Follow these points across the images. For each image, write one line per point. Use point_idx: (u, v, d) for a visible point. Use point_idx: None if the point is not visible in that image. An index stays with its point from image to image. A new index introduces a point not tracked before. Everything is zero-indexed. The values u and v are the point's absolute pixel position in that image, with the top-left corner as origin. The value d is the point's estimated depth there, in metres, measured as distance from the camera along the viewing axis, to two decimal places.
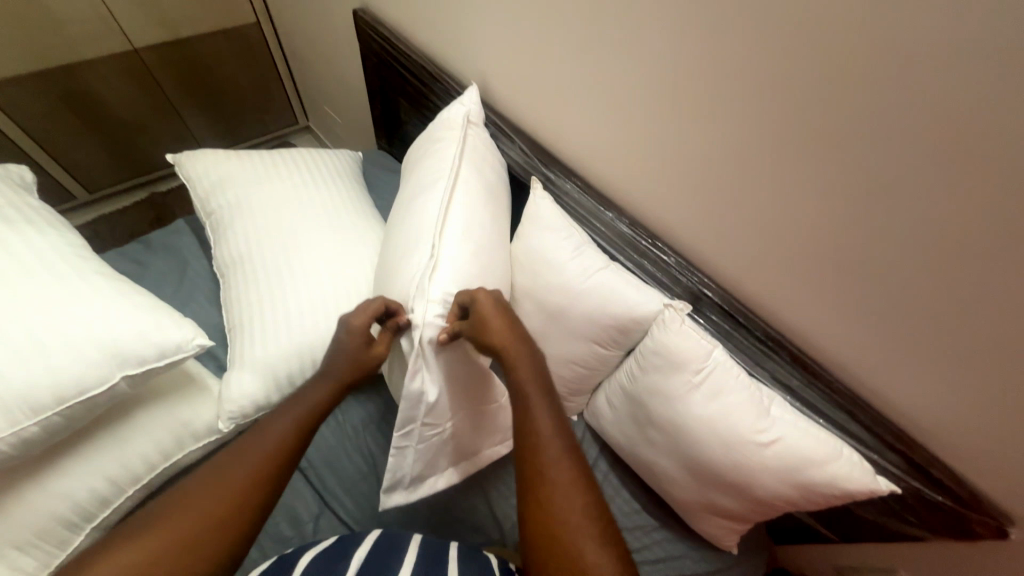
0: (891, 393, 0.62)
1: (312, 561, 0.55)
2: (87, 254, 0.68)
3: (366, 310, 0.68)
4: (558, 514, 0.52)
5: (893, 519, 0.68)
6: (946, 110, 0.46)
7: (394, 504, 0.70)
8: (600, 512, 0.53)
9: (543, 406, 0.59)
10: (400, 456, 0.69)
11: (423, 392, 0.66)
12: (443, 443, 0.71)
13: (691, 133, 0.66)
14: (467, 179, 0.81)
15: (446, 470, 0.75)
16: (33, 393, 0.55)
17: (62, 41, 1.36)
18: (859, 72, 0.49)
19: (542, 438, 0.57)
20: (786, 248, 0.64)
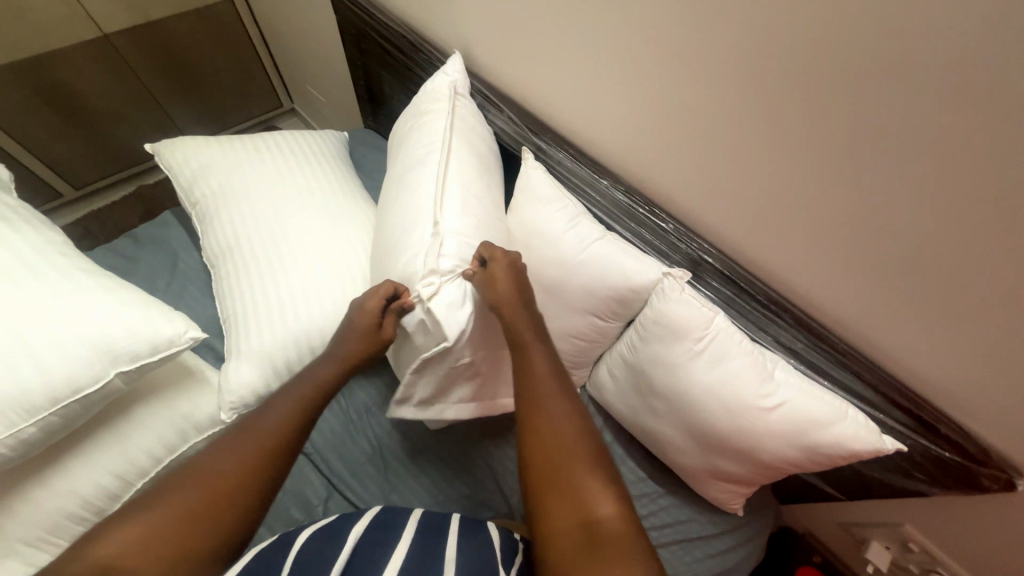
0: (898, 353, 0.61)
1: (310, 538, 0.55)
2: (69, 251, 0.66)
3: (378, 294, 0.67)
4: (552, 446, 0.53)
5: (901, 475, 0.68)
6: (964, 48, 0.42)
7: (400, 416, 0.73)
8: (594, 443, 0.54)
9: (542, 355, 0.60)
10: (411, 377, 0.70)
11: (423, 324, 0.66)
12: (455, 376, 0.71)
13: (686, 91, 0.63)
14: (455, 152, 0.78)
15: (465, 402, 0.75)
16: (27, 395, 0.54)
17: (29, 32, 1.29)
18: (870, 11, 0.45)
19: (536, 377, 0.58)
20: (788, 207, 0.61)
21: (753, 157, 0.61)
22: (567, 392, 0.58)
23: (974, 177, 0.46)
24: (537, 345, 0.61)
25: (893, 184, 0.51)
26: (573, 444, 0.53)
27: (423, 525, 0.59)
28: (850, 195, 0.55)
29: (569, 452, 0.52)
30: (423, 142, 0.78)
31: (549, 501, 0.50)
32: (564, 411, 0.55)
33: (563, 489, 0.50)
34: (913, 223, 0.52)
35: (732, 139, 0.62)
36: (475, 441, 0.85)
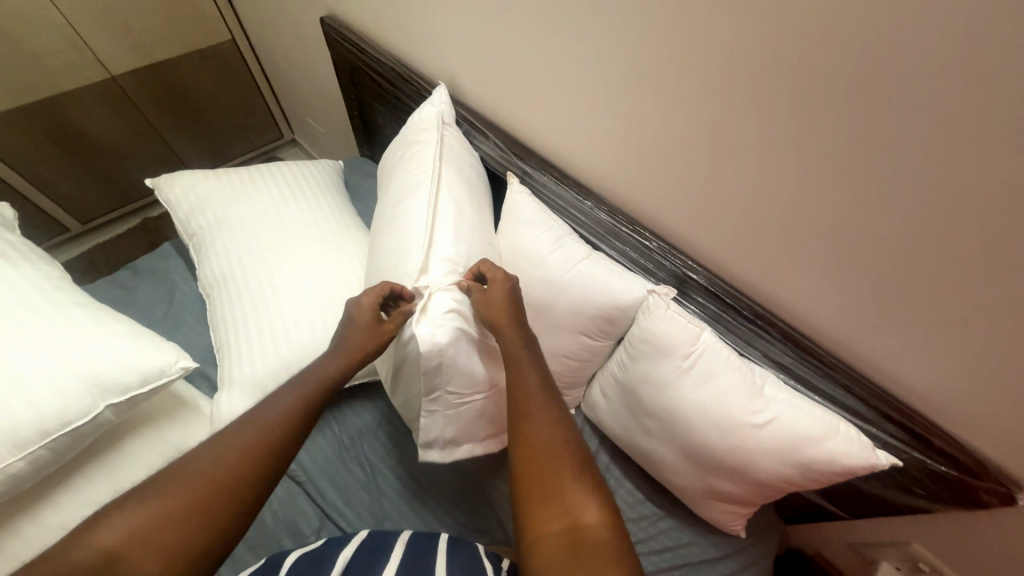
0: (887, 364, 0.60)
1: (298, 560, 0.57)
2: (68, 286, 0.68)
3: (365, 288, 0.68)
4: (544, 450, 0.54)
5: (901, 491, 0.66)
6: (921, 63, 0.43)
7: (430, 460, 0.73)
8: (578, 446, 0.55)
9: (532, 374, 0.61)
10: (432, 420, 0.70)
11: (440, 359, 0.64)
12: (472, 414, 0.72)
13: (661, 114, 0.65)
14: (443, 178, 0.80)
15: (484, 439, 0.76)
16: (18, 429, 0.55)
17: (42, 76, 1.36)
18: (829, 33, 0.47)
19: (527, 384, 0.60)
20: (768, 224, 0.62)
21: (731, 173, 0.62)
22: (554, 398, 0.60)
23: (947, 187, 0.47)
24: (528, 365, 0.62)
25: (868, 195, 0.52)
26: (558, 447, 0.54)
27: (409, 551, 0.59)
28: (826, 208, 0.56)
29: (560, 462, 0.53)
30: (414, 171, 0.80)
31: (536, 501, 0.50)
32: (549, 416, 0.57)
33: (552, 490, 0.50)
34: (889, 233, 0.52)
35: (709, 157, 0.63)
36: (468, 464, 0.84)
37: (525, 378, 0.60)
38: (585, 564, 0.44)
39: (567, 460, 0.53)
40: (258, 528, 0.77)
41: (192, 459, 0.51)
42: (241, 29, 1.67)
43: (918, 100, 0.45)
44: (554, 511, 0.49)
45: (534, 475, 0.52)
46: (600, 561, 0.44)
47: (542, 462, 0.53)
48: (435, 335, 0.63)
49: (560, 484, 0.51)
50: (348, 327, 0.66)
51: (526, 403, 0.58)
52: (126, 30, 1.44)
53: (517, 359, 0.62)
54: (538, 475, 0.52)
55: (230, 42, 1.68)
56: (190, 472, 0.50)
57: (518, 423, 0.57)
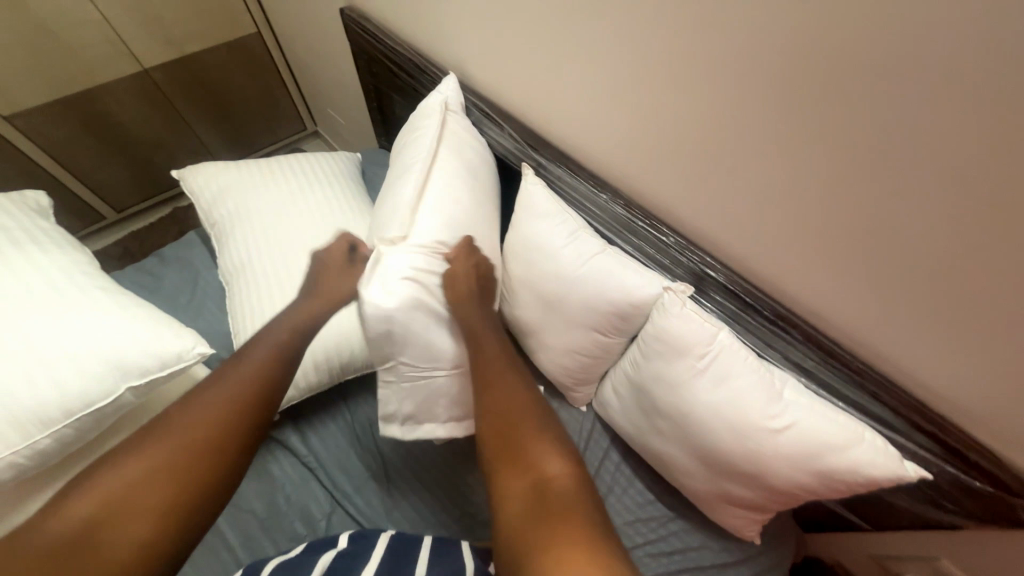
0: (919, 372, 0.56)
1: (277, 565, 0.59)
2: (94, 271, 0.70)
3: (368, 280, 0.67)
4: (510, 413, 0.60)
5: (931, 505, 0.62)
6: (974, 44, 0.39)
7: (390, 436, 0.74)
8: (538, 409, 0.61)
9: (495, 354, 0.67)
10: (388, 392, 0.72)
11: (389, 321, 0.64)
12: (434, 391, 0.72)
13: (679, 105, 0.62)
14: (446, 165, 0.78)
15: (449, 423, 0.75)
16: (46, 408, 0.57)
17: (78, 69, 1.41)
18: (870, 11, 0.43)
19: (489, 357, 0.66)
20: (793, 221, 0.59)
21: (755, 166, 0.59)
22: (512, 370, 0.66)
23: (991, 183, 0.43)
24: (491, 341, 0.68)
25: (906, 190, 0.48)
26: (523, 411, 0.60)
27: (388, 552, 0.61)
28: (858, 205, 0.52)
29: (526, 419, 0.59)
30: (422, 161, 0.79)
31: (507, 461, 0.57)
32: (513, 384, 0.63)
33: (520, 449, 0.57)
34: (926, 232, 0.49)
35: (732, 149, 0.60)
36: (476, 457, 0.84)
37: (489, 349, 0.67)
38: (551, 512, 0.50)
39: (531, 417, 0.60)
40: (272, 512, 0.79)
41: (181, 413, 0.57)
42: (266, 22, 1.70)
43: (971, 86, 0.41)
44: (523, 470, 0.55)
45: (504, 438, 0.58)
46: (568, 510, 0.50)
47: (510, 425, 0.59)
48: (396, 299, 0.64)
49: (528, 440, 0.57)
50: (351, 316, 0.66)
51: (492, 370, 0.65)
52: (156, 23, 1.48)
53: (479, 337, 0.68)
54: (508, 434, 0.59)
55: (256, 35, 1.71)
56: (177, 424, 0.56)
57: (483, 389, 0.63)
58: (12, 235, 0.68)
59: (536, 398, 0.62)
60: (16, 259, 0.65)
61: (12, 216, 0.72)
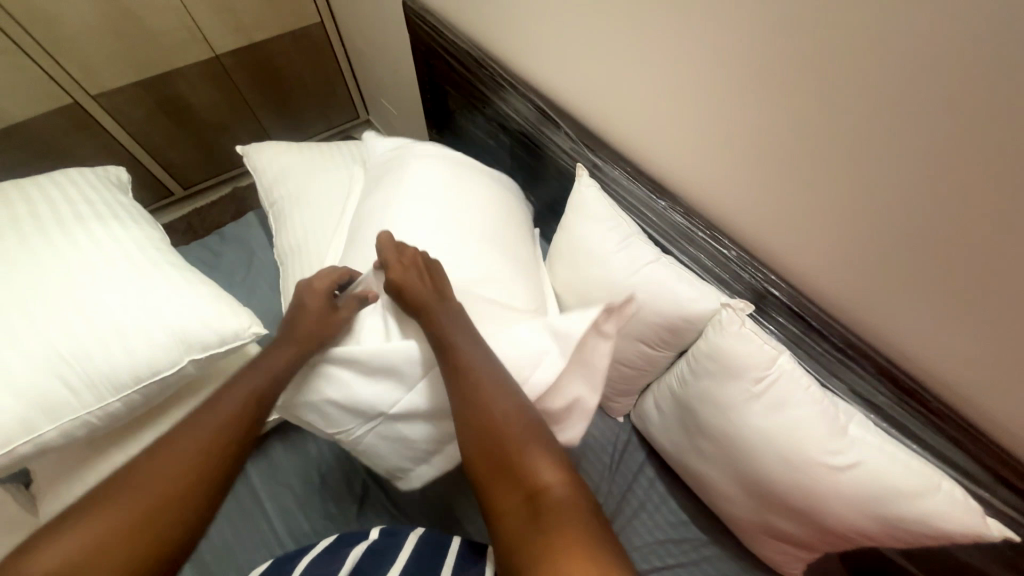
0: (1013, 423, 0.50)
1: (310, 561, 0.60)
2: (165, 246, 0.74)
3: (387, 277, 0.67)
4: (496, 426, 0.52)
5: (1008, 567, 0.57)
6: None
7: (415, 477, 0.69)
8: (525, 418, 0.53)
9: (473, 351, 0.58)
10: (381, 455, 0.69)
11: (342, 399, 0.66)
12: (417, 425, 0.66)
13: (753, 112, 0.58)
14: (454, 193, 0.82)
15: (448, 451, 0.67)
16: (117, 373, 0.61)
17: (157, 53, 1.50)
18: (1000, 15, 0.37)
19: (466, 361, 0.57)
20: (873, 244, 0.54)
21: (836, 183, 0.54)
22: (494, 372, 0.57)
23: None
24: (466, 338, 0.59)
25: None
26: (510, 421, 0.53)
27: (417, 550, 0.60)
28: (959, 234, 0.46)
29: (511, 426, 0.52)
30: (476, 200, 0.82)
31: (496, 481, 0.50)
32: (497, 388, 0.55)
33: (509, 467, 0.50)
34: None
35: (811, 161, 0.55)
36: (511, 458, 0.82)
37: (461, 347, 0.59)
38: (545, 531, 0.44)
39: (522, 427, 0.52)
40: (309, 491, 0.81)
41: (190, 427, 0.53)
42: (329, 12, 1.74)
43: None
44: (513, 485, 0.49)
45: (490, 453, 0.51)
46: (565, 523, 0.44)
47: (495, 442, 0.51)
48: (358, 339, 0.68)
49: (516, 451, 0.50)
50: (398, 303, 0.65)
51: (472, 372, 0.56)
52: (228, 11, 1.54)
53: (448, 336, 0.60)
54: (492, 447, 0.51)
55: (318, 24, 1.75)
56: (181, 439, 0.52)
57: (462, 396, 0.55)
58: (95, 208, 0.73)
59: (522, 403, 0.54)
60: (98, 231, 0.70)
61: (95, 190, 0.77)
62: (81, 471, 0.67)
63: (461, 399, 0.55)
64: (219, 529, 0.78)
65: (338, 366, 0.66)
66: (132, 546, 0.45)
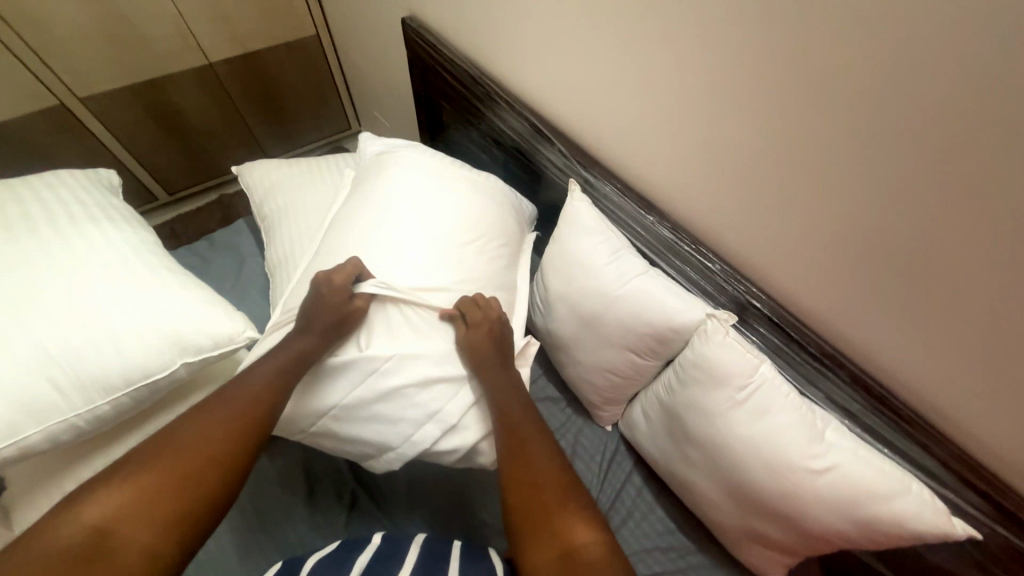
0: (975, 428, 0.54)
1: (318, 562, 0.59)
2: (158, 249, 0.74)
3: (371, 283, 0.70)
4: (537, 481, 0.59)
5: (974, 568, 0.60)
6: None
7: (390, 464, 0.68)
8: (564, 475, 0.61)
9: (519, 407, 0.67)
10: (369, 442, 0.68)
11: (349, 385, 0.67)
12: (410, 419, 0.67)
13: (734, 137, 0.62)
14: (424, 195, 0.80)
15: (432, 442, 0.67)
16: (106, 376, 0.61)
17: (150, 59, 1.50)
18: (954, 55, 0.41)
19: (513, 418, 0.65)
20: (845, 260, 0.58)
21: (813, 201, 0.58)
22: (540, 429, 0.65)
23: None
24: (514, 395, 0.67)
25: (980, 241, 0.46)
26: (550, 477, 0.60)
27: (424, 555, 0.61)
28: (922, 251, 0.50)
29: (551, 491, 0.59)
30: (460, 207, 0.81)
31: (533, 531, 0.56)
32: (542, 447, 0.63)
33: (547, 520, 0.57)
34: (994, 284, 0.47)
35: (789, 181, 0.59)
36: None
37: (517, 410, 0.66)
38: None
39: (561, 481, 0.60)
40: (298, 500, 0.80)
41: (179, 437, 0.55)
42: (325, 26, 1.77)
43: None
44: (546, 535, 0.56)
45: (529, 506, 0.58)
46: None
47: (536, 497, 0.59)
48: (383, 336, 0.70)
49: (552, 509, 0.57)
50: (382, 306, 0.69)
51: (518, 431, 0.64)
52: (224, 21, 1.56)
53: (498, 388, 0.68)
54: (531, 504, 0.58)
55: (314, 37, 1.78)
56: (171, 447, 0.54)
57: (509, 450, 0.63)
58: (87, 210, 0.73)
59: (562, 458, 0.63)
60: (90, 233, 0.69)
61: (88, 192, 0.77)
62: (60, 477, 0.66)
63: (508, 454, 0.62)
64: (224, 529, 0.77)
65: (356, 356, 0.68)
66: (149, 523, 0.49)
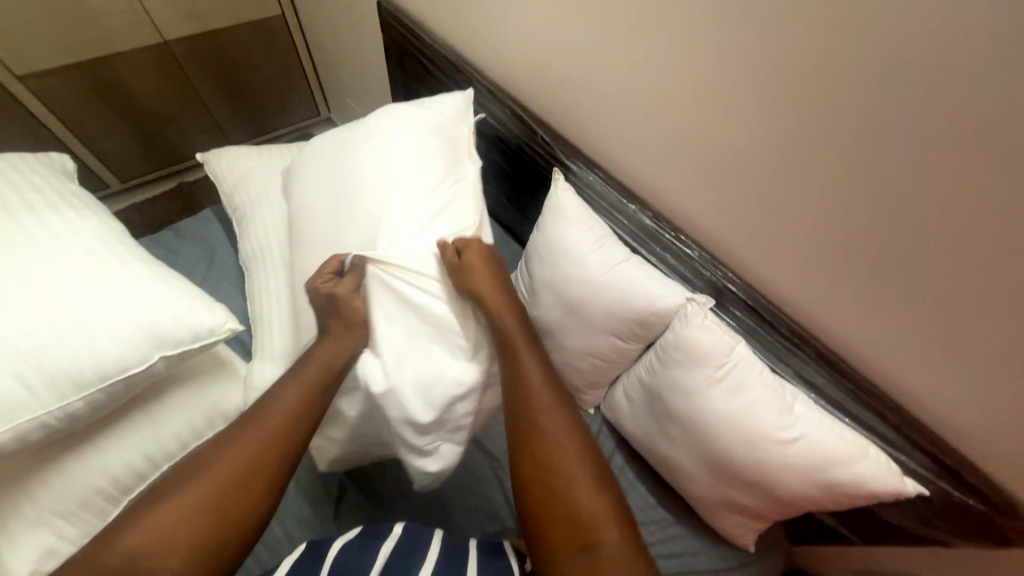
0: (925, 398, 0.60)
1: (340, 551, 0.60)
2: (126, 239, 0.70)
3: (323, 270, 0.69)
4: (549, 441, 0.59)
5: (922, 522, 0.67)
6: (1019, 94, 0.41)
7: (450, 451, 0.69)
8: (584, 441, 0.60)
9: (532, 361, 0.65)
10: (426, 452, 0.67)
11: (359, 416, 0.68)
12: (424, 419, 0.64)
13: (712, 128, 0.65)
14: (385, 159, 0.77)
15: (465, 410, 0.66)
16: (79, 372, 0.58)
17: (96, 32, 1.39)
18: (917, 52, 0.45)
19: (529, 377, 0.63)
20: (813, 247, 0.62)
21: (784, 192, 0.61)
22: (556, 388, 0.64)
23: (1003, 225, 0.46)
24: (529, 350, 0.66)
25: (932, 227, 0.51)
26: (566, 442, 0.59)
27: (444, 548, 0.62)
28: (882, 237, 0.55)
29: (560, 455, 0.58)
30: (426, 168, 0.77)
31: (541, 489, 0.56)
32: (557, 413, 0.61)
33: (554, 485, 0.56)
34: (945, 265, 0.51)
35: (762, 173, 0.62)
36: (500, 451, 0.86)
37: (525, 354, 0.65)
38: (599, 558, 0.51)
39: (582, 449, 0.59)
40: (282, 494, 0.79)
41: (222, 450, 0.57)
42: (291, 5, 1.69)
43: (1013, 132, 0.43)
44: (559, 507, 0.55)
45: (537, 465, 0.58)
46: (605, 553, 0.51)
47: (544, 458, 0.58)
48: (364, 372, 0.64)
49: (557, 468, 0.57)
50: (317, 291, 0.67)
51: (533, 394, 0.62)
52: None
53: (515, 343, 0.66)
54: (535, 465, 0.58)
55: (280, 17, 1.70)
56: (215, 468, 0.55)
57: (521, 409, 0.62)
58: (44, 197, 0.68)
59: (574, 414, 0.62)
60: (50, 221, 0.65)
61: (45, 178, 0.72)
62: (27, 480, 0.62)
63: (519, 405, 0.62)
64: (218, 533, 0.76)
65: (347, 403, 0.67)
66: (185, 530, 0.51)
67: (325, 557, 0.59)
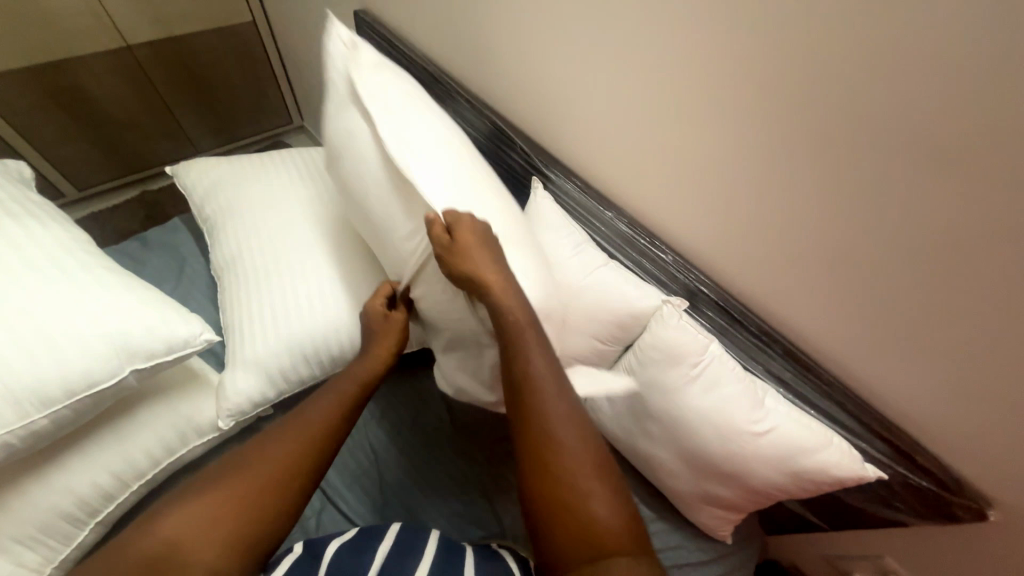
0: (883, 389, 0.65)
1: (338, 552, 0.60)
2: (93, 249, 0.68)
3: (376, 298, 0.74)
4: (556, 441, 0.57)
5: (882, 505, 0.72)
6: (955, 109, 0.46)
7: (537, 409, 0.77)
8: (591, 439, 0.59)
9: (540, 354, 0.61)
10: None
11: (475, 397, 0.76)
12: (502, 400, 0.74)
13: (683, 140, 0.69)
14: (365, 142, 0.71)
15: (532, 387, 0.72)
16: (43, 388, 0.55)
17: (53, 34, 1.34)
18: (867, 72, 0.50)
19: (534, 371, 0.60)
20: (777, 250, 0.66)
21: (750, 199, 0.66)
22: (562, 383, 0.61)
23: (943, 228, 0.51)
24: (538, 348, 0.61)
25: (884, 228, 0.55)
26: (575, 440, 0.58)
27: (442, 548, 0.62)
28: (839, 240, 0.60)
29: (568, 454, 0.57)
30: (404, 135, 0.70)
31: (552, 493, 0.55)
32: (564, 409, 0.59)
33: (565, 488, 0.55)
34: (895, 263, 0.56)
35: (730, 181, 0.66)
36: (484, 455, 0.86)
37: (530, 344, 0.61)
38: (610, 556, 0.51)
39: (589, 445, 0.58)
40: None
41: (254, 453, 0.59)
42: (263, 12, 1.67)
43: (950, 142, 0.48)
44: (573, 505, 0.54)
45: (545, 466, 0.56)
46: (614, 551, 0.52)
47: (553, 459, 0.57)
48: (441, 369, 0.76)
49: (573, 476, 0.56)
50: (370, 315, 0.73)
51: (540, 392, 0.59)
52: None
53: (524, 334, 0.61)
54: (553, 474, 0.56)
55: (251, 23, 1.67)
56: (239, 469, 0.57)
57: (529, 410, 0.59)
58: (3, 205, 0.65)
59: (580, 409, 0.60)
60: (11, 230, 0.62)
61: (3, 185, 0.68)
62: None
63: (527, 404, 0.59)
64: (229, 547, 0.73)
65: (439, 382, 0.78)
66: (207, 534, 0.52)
67: (324, 557, 0.59)
